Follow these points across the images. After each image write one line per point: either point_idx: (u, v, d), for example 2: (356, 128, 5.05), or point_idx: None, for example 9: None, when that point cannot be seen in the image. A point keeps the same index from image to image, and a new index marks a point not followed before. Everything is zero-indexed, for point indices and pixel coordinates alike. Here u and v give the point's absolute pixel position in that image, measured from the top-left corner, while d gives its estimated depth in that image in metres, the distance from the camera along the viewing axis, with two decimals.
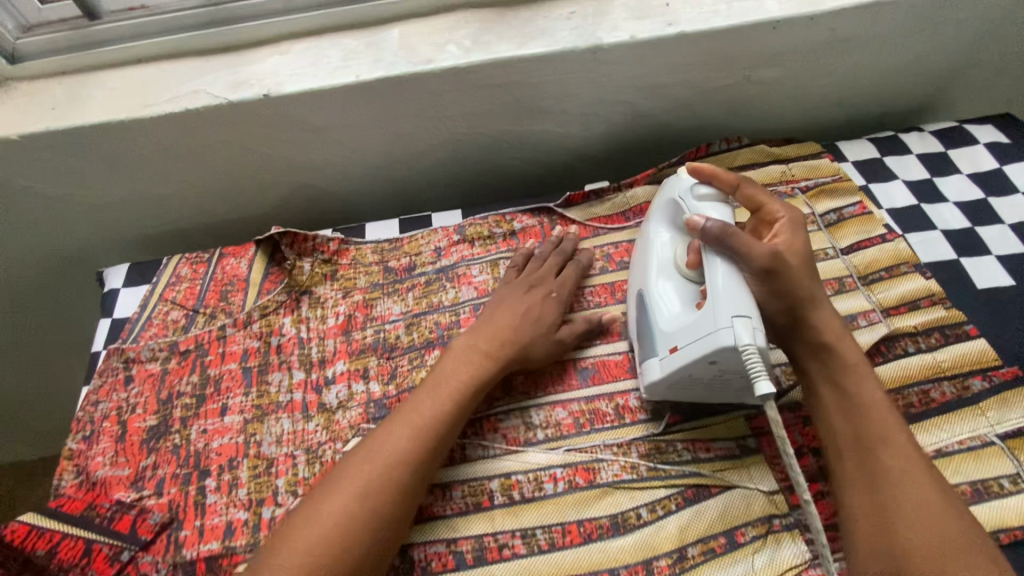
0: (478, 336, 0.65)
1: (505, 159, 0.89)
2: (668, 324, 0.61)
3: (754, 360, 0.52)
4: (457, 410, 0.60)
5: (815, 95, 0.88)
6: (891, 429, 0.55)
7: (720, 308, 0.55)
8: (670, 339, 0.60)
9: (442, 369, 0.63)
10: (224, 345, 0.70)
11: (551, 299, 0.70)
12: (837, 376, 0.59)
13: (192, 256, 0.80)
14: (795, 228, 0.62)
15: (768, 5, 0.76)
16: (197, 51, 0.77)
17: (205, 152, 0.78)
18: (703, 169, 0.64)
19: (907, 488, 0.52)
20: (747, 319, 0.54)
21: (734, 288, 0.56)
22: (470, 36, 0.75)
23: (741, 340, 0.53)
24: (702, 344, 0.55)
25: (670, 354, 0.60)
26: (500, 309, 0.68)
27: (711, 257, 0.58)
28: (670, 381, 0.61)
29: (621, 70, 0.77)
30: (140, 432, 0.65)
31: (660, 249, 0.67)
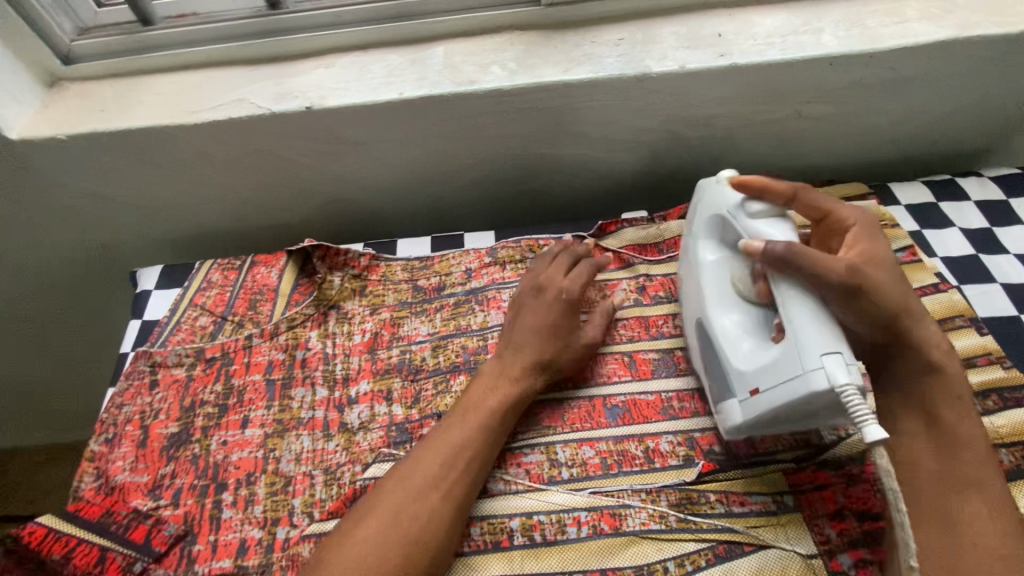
0: (503, 361, 0.64)
1: (541, 182, 0.88)
2: (741, 362, 0.57)
3: (858, 403, 0.47)
4: (486, 438, 0.58)
5: (869, 133, 0.85)
6: (984, 474, 0.52)
7: (807, 346, 0.50)
8: (748, 381, 0.56)
9: (462, 402, 0.61)
10: (249, 355, 0.70)
11: (563, 300, 0.68)
12: (935, 403, 0.54)
13: (224, 262, 0.80)
14: (868, 237, 0.59)
15: (826, 40, 0.74)
16: (243, 61, 0.78)
17: (244, 160, 0.79)
18: (752, 183, 0.61)
19: (988, 536, 0.49)
20: (838, 355, 0.49)
21: (822, 320, 0.51)
22: (515, 58, 0.74)
23: (837, 381, 0.48)
24: (791, 389, 0.51)
25: (751, 398, 0.56)
26: (519, 329, 0.66)
27: (784, 287, 0.54)
28: (756, 424, 0.57)
29: (668, 99, 0.75)
30: (161, 438, 0.65)
31: (715, 277, 0.64)
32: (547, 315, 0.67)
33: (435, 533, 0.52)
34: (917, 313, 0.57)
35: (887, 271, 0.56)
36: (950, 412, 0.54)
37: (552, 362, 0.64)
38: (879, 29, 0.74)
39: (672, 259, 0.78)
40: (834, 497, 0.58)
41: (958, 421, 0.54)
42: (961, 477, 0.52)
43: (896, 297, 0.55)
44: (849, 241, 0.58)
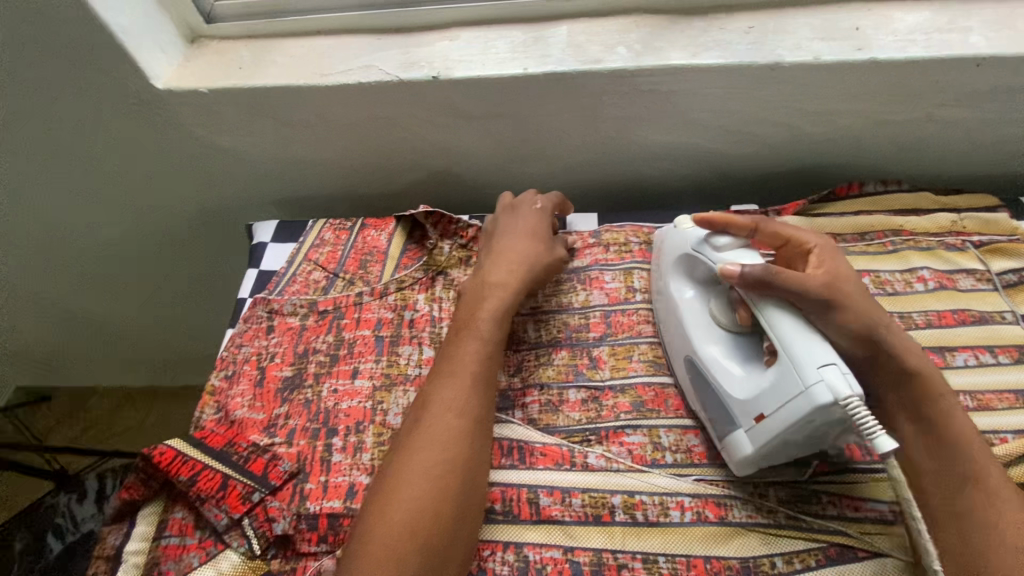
0: (496, 267, 0.68)
1: (645, 169, 0.87)
2: (742, 391, 0.56)
3: (864, 413, 0.47)
4: (487, 355, 0.61)
5: (1003, 143, 0.80)
6: (984, 464, 0.52)
7: (801, 362, 0.50)
8: (751, 407, 0.55)
9: (444, 354, 0.62)
10: (359, 312, 0.73)
11: (540, 220, 0.73)
12: (919, 408, 0.55)
13: (335, 222, 0.83)
14: (831, 253, 0.60)
15: (974, 40, 0.70)
16: (372, 29, 0.81)
17: (363, 125, 0.81)
18: (714, 219, 0.61)
19: (1002, 524, 0.49)
20: (834, 367, 0.49)
21: (811, 337, 0.51)
22: (641, 40, 0.74)
23: (839, 393, 0.47)
24: (795, 408, 0.50)
25: (756, 426, 0.54)
26: (499, 248, 0.70)
27: (774, 313, 0.54)
28: (765, 455, 0.55)
29: (795, 92, 0.73)
30: (276, 380, 0.68)
31: (694, 309, 0.64)
32: (526, 229, 0.71)
33: (458, 453, 0.55)
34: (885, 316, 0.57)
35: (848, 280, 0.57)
36: (937, 413, 0.54)
37: (540, 264, 0.69)
38: None
39: None
40: None
41: (947, 419, 0.54)
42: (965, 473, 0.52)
43: (867, 308, 0.56)
44: (814, 259, 0.59)
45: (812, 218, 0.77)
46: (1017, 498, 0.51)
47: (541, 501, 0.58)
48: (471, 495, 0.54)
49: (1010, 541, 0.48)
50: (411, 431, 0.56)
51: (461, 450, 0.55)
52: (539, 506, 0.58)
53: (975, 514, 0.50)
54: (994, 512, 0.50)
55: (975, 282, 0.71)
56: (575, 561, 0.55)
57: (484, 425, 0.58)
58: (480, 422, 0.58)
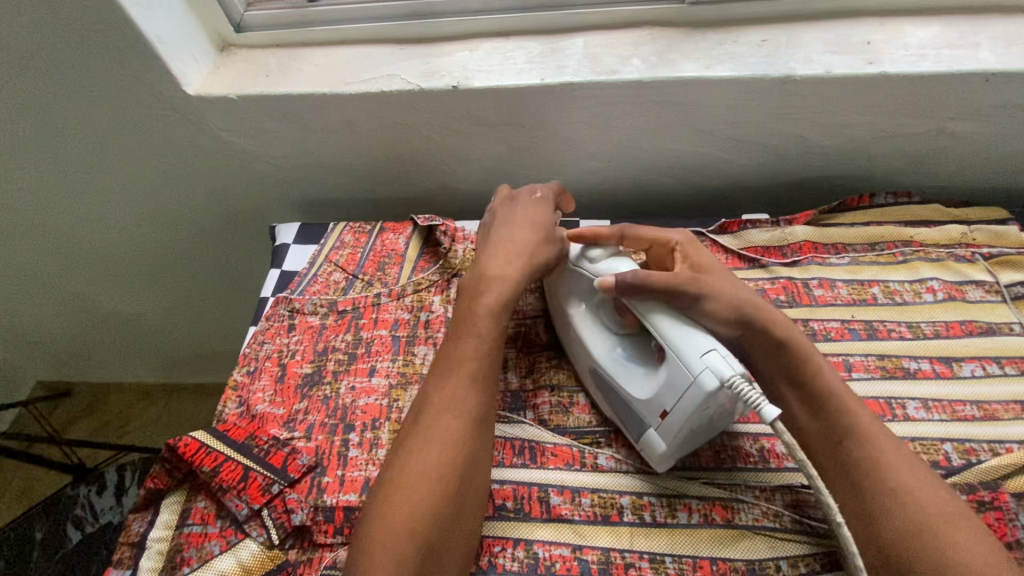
0: (494, 258, 0.67)
1: (656, 178, 0.89)
2: (641, 392, 0.59)
3: (747, 390, 0.50)
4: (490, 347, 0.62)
5: (1014, 157, 0.81)
6: (861, 418, 0.55)
7: (687, 358, 0.53)
8: (653, 407, 0.57)
9: (452, 354, 0.62)
10: (377, 312, 0.75)
11: (542, 212, 0.70)
12: (793, 375, 0.58)
13: (355, 225, 0.85)
14: (692, 245, 0.64)
15: (984, 55, 0.71)
16: (394, 40, 0.84)
17: (383, 132, 0.84)
18: (585, 235, 0.65)
19: (884, 469, 0.52)
20: (714, 351, 0.52)
21: (690, 330, 0.55)
22: (656, 52, 0.76)
23: (724, 375, 0.51)
24: (688, 399, 0.53)
25: (661, 423, 0.57)
26: (498, 242, 0.68)
27: (652, 317, 0.57)
28: (677, 447, 0.57)
29: (807, 104, 0.75)
30: (296, 376, 0.70)
31: (591, 324, 0.66)
32: (526, 221, 0.69)
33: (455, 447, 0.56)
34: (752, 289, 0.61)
35: (712, 266, 0.61)
36: (810, 376, 0.57)
37: (540, 254, 0.67)
38: None
39: (799, 263, 0.75)
40: None
41: (818, 382, 0.57)
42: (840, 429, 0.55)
43: (734, 289, 0.59)
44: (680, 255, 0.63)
45: (822, 229, 0.78)
46: (891, 442, 0.54)
47: (551, 500, 0.60)
48: (474, 474, 0.56)
49: (894, 491, 0.51)
50: (411, 430, 0.57)
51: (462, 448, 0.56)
52: (550, 505, 0.59)
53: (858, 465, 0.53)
54: (875, 461, 0.53)
55: (984, 294, 0.72)
56: (583, 559, 0.56)
57: (484, 424, 0.59)
58: (478, 420, 0.59)
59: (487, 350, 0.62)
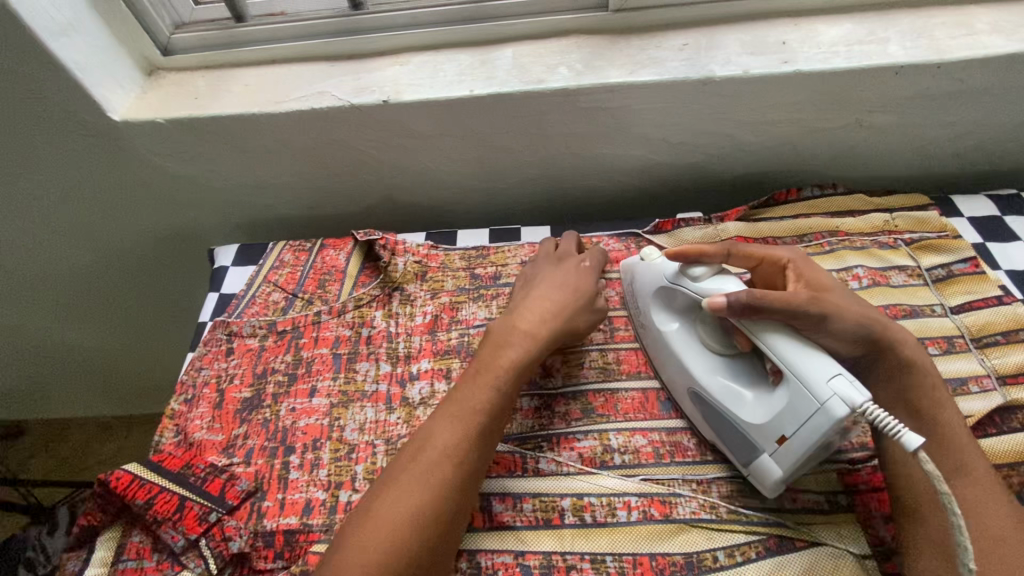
0: (524, 312, 0.65)
1: (596, 182, 0.90)
2: (754, 416, 0.57)
3: (884, 416, 0.49)
4: (503, 398, 0.59)
5: (931, 146, 0.85)
6: (974, 460, 0.54)
7: (814, 383, 0.52)
8: (771, 431, 0.55)
9: (456, 396, 0.59)
10: (318, 330, 0.74)
11: (587, 275, 0.71)
12: (912, 402, 0.57)
13: (295, 243, 0.85)
14: (811, 265, 0.63)
15: (893, 49, 0.74)
16: (326, 57, 0.84)
17: (319, 149, 0.84)
18: (688, 252, 0.62)
19: (991, 516, 0.51)
20: (842, 377, 0.51)
21: (809, 354, 0.53)
22: (582, 60, 0.78)
23: (856, 403, 0.50)
24: (815, 426, 0.52)
25: (779, 448, 0.55)
26: (533, 296, 0.67)
27: (767, 338, 0.56)
28: (792, 474, 0.56)
29: (730, 104, 0.77)
30: (235, 401, 0.69)
31: (687, 342, 0.64)
32: (569, 281, 0.69)
33: (436, 502, 0.53)
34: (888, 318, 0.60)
35: (839, 288, 0.60)
36: (929, 409, 0.57)
37: (575, 317, 0.66)
38: (948, 40, 0.74)
39: None
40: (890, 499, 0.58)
41: (940, 416, 0.56)
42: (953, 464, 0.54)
43: (866, 312, 0.58)
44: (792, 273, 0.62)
45: (751, 224, 0.80)
46: (1002, 497, 0.53)
47: (494, 508, 0.60)
48: (456, 520, 0.54)
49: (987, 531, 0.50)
50: (409, 467, 0.55)
51: (444, 504, 0.53)
52: (492, 513, 0.59)
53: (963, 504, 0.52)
54: (983, 505, 0.52)
55: (907, 278, 0.74)
56: (525, 565, 0.56)
57: (474, 478, 0.56)
58: (473, 475, 0.56)
59: (490, 408, 0.58)
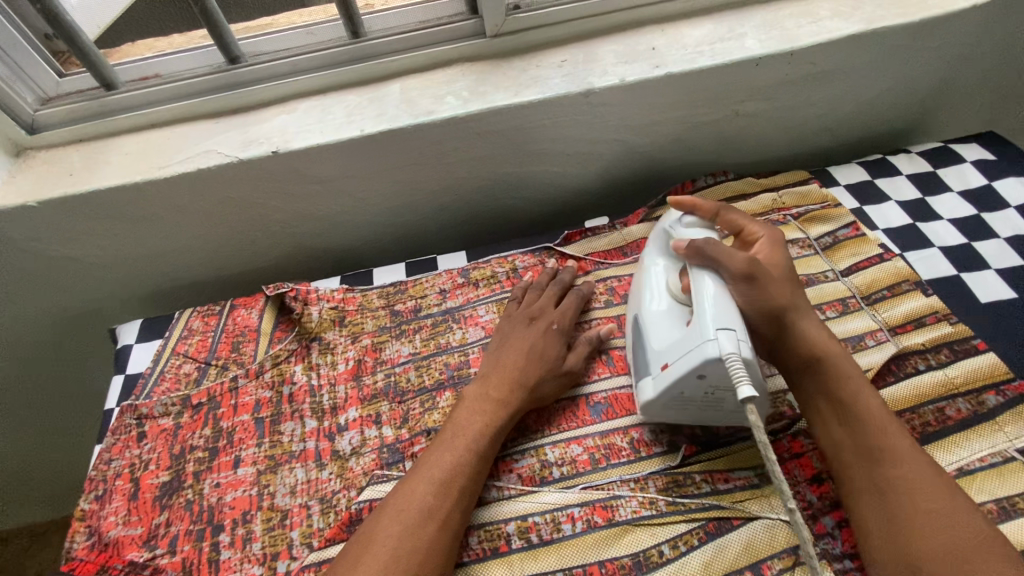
0: (489, 383, 0.66)
1: (504, 201, 0.92)
2: (658, 342, 0.62)
3: (738, 369, 0.52)
4: (476, 466, 0.59)
5: (802, 125, 0.91)
6: (895, 437, 0.54)
7: (705, 322, 0.56)
8: (661, 357, 0.61)
9: (425, 460, 0.59)
10: (236, 397, 0.71)
11: (552, 332, 0.70)
12: (827, 387, 0.58)
13: (203, 308, 0.81)
14: (776, 245, 0.65)
15: (750, 43, 0.80)
16: (209, 115, 0.82)
17: (215, 209, 0.81)
18: (684, 202, 0.68)
19: (919, 491, 0.51)
20: (730, 331, 0.54)
21: (720, 304, 0.57)
22: (468, 87, 0.79)
23: (725, 350, 0.53)
24: (689, 358, 0.56)
25: (661, 374, 0.60)
26: (503, 353, 0.68)
27: (697, 273, 0.61)
28: (662, 402, 0.61)
29: (613, 111, 0.81)
30: (152, 488, 0.65)
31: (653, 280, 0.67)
32: (531, 346, 0.68)
33: (428, 562, 0.52)
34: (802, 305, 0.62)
35: (777, 266, 0.63)
36: (846, 393, 0.57)
37: (541, 382, 0.66)
38: (796, 30, 0.81)
39: (637, 259, 0.82)
40: (810, 463, 0.61)
41: (857, 396, 0.57)
42: (874, 445, 0.54)
43: (777, 293, 0.61)
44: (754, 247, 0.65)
45: (653, 223, 0.84)
46: (933, 470, 0.52)
47: None
48: None
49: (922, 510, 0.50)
50: (388, 502, 0.56)
51: (431, 567, 0.52)
52: None
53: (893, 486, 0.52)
54: (910, 482, 0.51)
55: (800, 249, 0.80)
56: None
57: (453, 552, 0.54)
58: (448, 555, 0.54)
59: (462, 470, 0.58)
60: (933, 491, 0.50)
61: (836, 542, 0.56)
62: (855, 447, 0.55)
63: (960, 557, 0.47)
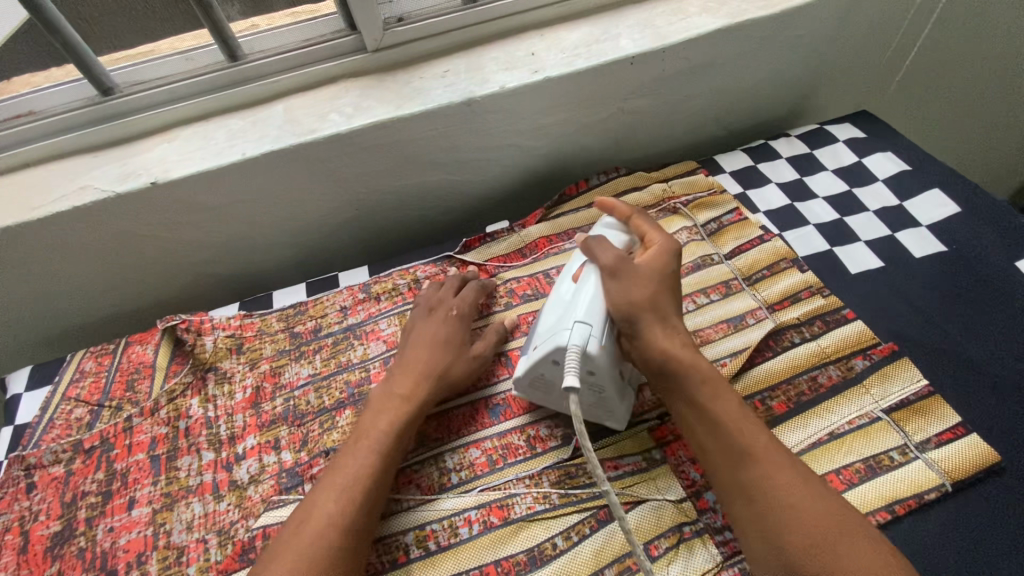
0: (392, 381, 0.66)
1: (407, 212, 0.93)
2: (541, 324, 0.65)
3: (570, 360, 0.57)
4: (383, 462, 0.59)
5: (688, 117, 0.95)
6: (751, 435, 0.55)
7: (572, 313, 0.61)
8: (535, 339, 0.65)
9: (331, 468, 0.59)
10: (131, 436, 0.69)
11: (455, 323, 0.71)
12: (688, 394, 0.58)
13: (97, 348, 0.79)
14: (665, 253, 0.66)
15: (624, 43, 0.82)
16: (88, 149, 0.79)
17: (101, 245, 0.79)
18: (609, 202, 0.72)
19: (779, 489, 0.51)
20: (585, 326, 0.59)
21: (593, 303, 0.61)
22: (352, 103, 0.80)
23: (573, 341, 0.58)
24: (547, 343, 0.61)
25: (529, 353, 0.64)
26: (409, 349, 0.69)
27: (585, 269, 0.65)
28: (527, 382, 0.65)
29: (499, 118, 0.82)
30: (43, 539, 0.63)
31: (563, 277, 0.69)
32: (434, 339, 0.69)
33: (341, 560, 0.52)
34: (662, 302, 0.62)
35: (651, 270, 0.64)
36: (705, 396, 0.58)
37: (446, 374, 0.67)
38: (667, 27, 0.84)
39: (536, 260, 0.83)
40: None
41: (715, 400, 0.57)
42: (736, 448, 0.54)
43: (639, 297, 0.61)
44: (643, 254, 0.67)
45: (550, 223, 0.86)
46: (789, 465, 0.53)
47: None
48: None
49: (787, 508, 0.50)
50: (289, 521, 0.56)
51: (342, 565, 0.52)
52: None
53: (759, 489, 0.52)
54: (771, 478, 0.52)
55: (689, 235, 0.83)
56: None
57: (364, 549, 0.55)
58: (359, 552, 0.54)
59: (371, 471, 0.58)
60: (795, 484, 0.52)
61: (717, 516, 0.59)
62: (721, 453, 0.55)
63: (819, 544, 0.48)
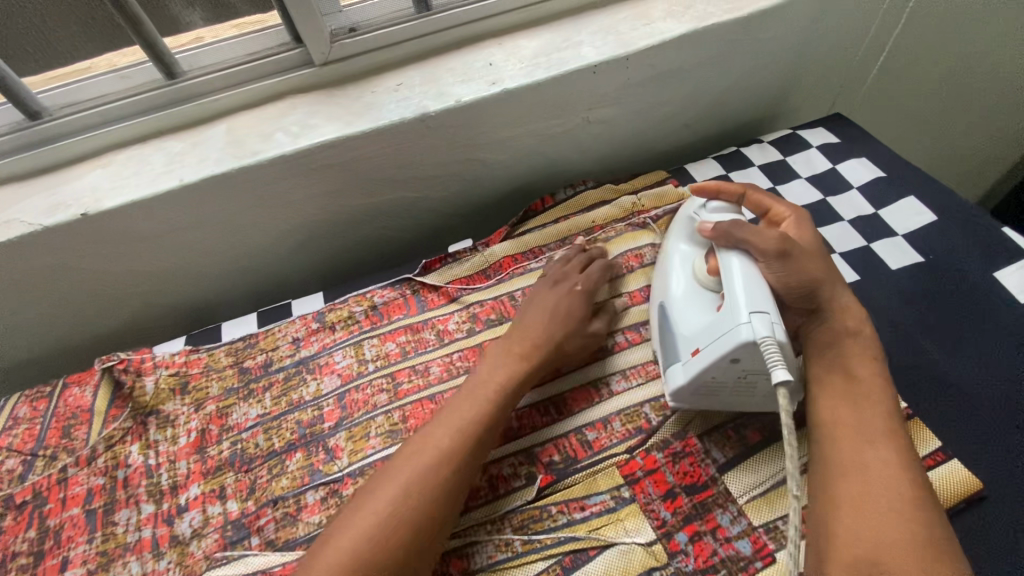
0: (462, 401, 0.61)
1: (365, 232, 0.88)
2: (687, 328, 0.60)
3: (772, 351, 0.50)
4: (437, 484, 0.53)
5: (657, 126, 0.92)
6: (890, 423, 0.52)
7: (736, 305, 0.54)
8: (691, 342, 0.59)
9: (380, 477, 0.55)
10: (65, 489, 0.64)
11: (575, 300, 0.70)
12: (848, 364, 0.56)
13: (32, 391, 0.74)
14: (799, 224, 0.66)
15: (586, 51, 0.78)
16: (15, 177, 0.74)
17: (33, 280, 0.74)
18: (706, 186, 0.68)
19: (895, 478, 0.48)
20: (764, 314, 0.53)
21: (756, 287, 0.55)
22: (298, 121, 0.75)
23: (759, 334, 0.51)
24: (721, 343, 0.54)
25: (690, 358, 0.58)
26: (521, 331, 0.68)
27: (725, 254, 0.59)
28: (689, 389, 0.59)
29: (456, 133, 0.78)
30: None
31: (682, 266, 0.65)
32: (552, 317, 0.69)
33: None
34: (832, 280, 0.61)
35: (806, 240, 0.63)
36: (860, 371, 0.56)
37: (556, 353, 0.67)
38: (631, 33, 0.80)
39: (501, 281, 0.79)
40: (663, 478, 0.60)
41: (871, 379, 0.55)
42: (875, 427, 0.52)
43: (808, 264, 0.59)
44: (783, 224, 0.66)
45: (514, 242, 0.82)
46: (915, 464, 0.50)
47: None
48: None
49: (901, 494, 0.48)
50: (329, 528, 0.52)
51: None
52: None
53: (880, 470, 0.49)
54: (889, 465, 0.49)
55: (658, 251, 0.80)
56: None
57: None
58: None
59: (416, 490, 0.53)
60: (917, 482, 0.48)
61: (688, 559, 0.55)
62: (854, 425, 0.53)
63: (912, 544, 0.45)
